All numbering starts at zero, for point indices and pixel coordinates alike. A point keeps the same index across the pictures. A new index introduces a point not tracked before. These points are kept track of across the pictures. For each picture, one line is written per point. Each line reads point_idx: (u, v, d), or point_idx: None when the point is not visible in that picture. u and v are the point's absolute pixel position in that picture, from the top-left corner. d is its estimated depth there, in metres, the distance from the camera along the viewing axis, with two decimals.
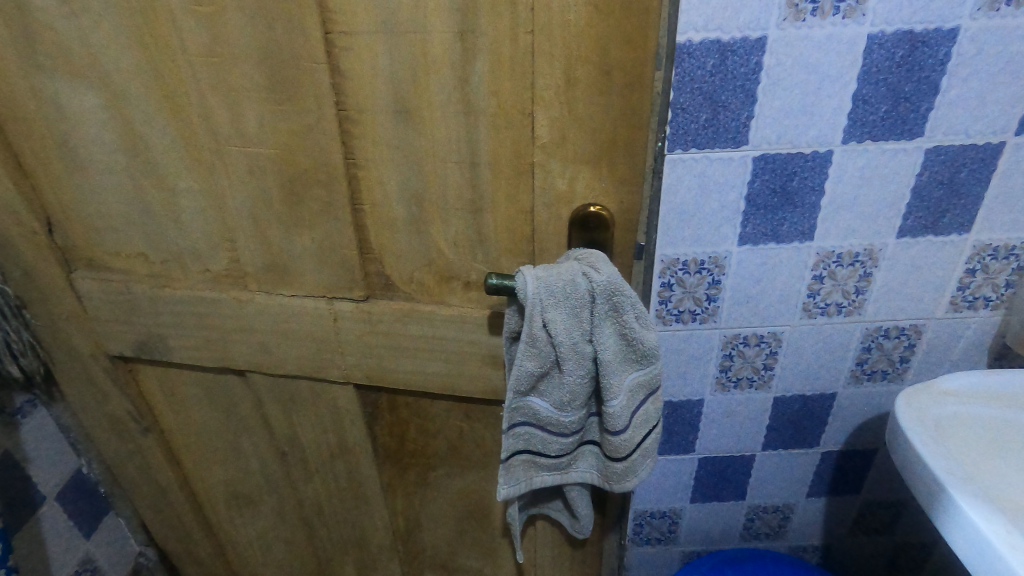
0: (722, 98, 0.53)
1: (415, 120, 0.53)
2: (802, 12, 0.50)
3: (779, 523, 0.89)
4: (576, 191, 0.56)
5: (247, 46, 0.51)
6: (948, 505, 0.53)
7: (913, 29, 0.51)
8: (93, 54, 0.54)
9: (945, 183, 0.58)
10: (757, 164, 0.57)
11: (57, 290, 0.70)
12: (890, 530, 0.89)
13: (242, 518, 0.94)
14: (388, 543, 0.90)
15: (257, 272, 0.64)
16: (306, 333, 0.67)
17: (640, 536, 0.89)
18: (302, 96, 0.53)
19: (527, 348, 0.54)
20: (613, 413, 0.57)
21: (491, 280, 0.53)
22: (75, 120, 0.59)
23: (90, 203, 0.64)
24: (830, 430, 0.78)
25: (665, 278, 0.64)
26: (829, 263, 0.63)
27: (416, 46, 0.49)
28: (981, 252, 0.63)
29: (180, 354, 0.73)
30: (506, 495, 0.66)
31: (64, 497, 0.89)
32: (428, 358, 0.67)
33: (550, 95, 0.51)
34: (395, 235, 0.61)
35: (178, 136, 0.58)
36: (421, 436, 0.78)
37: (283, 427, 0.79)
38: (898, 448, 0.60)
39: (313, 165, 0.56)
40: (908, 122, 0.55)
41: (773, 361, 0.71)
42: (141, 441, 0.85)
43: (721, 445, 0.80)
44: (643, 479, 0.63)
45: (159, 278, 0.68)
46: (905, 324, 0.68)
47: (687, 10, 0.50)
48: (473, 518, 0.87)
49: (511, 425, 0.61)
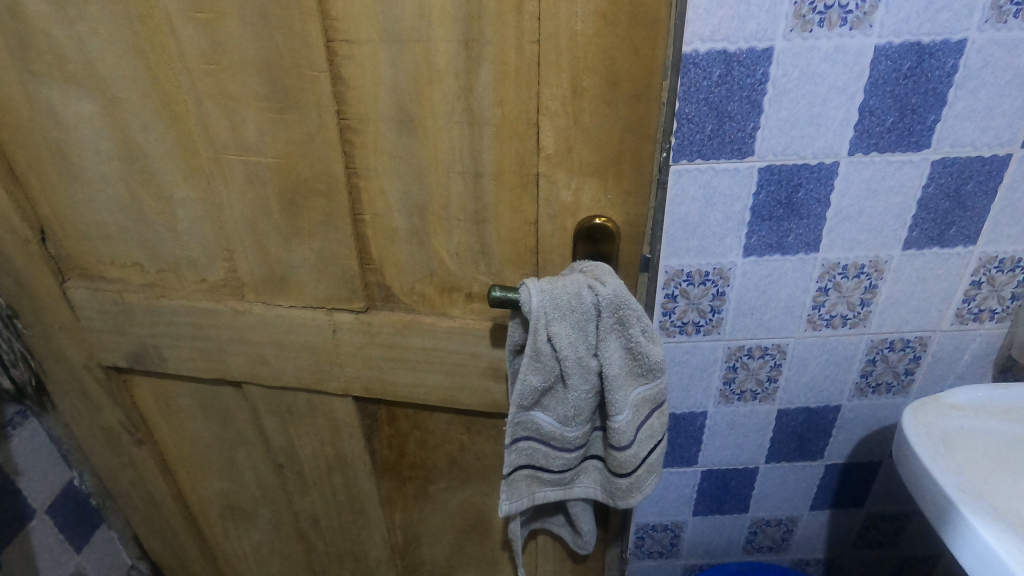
0: (727, 109, 0.53)
1: (418, 129, 0.52)
2: (809, 23, 0.49)
3: (781, 536, 0.88)
4: (581, 203, 0.55)
5: (248, 53, 0.50)
6: (958, 523, 0.52)
7: (920, 40, 0.50)
8: (89, 61, 0.53)
9: (951, 195, 0.58)
10: (763, 175, 0.56)
11: (50, 300, 0.69)
12: (894, 543, 0.88)
13: (237, 531, 0.92)
14: (386, 557, 0.89)
15: (255, 282, 0.63)
16: (305, 344, 0.66)
17: (641, 549, 0.88)
18: (304, 104, 0.52)
19: (532, 362, 0.53)
20: (619, 428, 0.56)
21: (495, 293, 0.52)
22: (69, 127, 0.58)
23: (84, 212, 0.63)
24: (834, 443, 0.77)
25: (669, 289, 0.63)
26: (835, 275, 0.63)
27: (419, 55, 0.49)
28: (987, 264, 0.62)
29: (175, 365, 0.72)
30: (508, 512, 0.65)
31: (54, 510, 0.87)
32: (429, 370, 0.66)
33: (555, 105, 0.50)
34: (396, 246, 0.60)
35: (175, 145, 0.57)
36: (420, 448, 0.77)
37: (280, 439, 0.78)
38: (906, 463, 0.59)
39: (314, 175, 0.55)
40: (915, 133, 0.54)
41: (777, 374, 0.71)
42: (135, 453, 0.83)
43: (724, 458, 0.79)
44: (648, 495, 0.62)
45: (155, 288, 0.67)
46: (911, 336, 0.68)
47: (693, 20, 0.49)
48: (473, 532, 0.85)
49: (514, 440, 0.60)
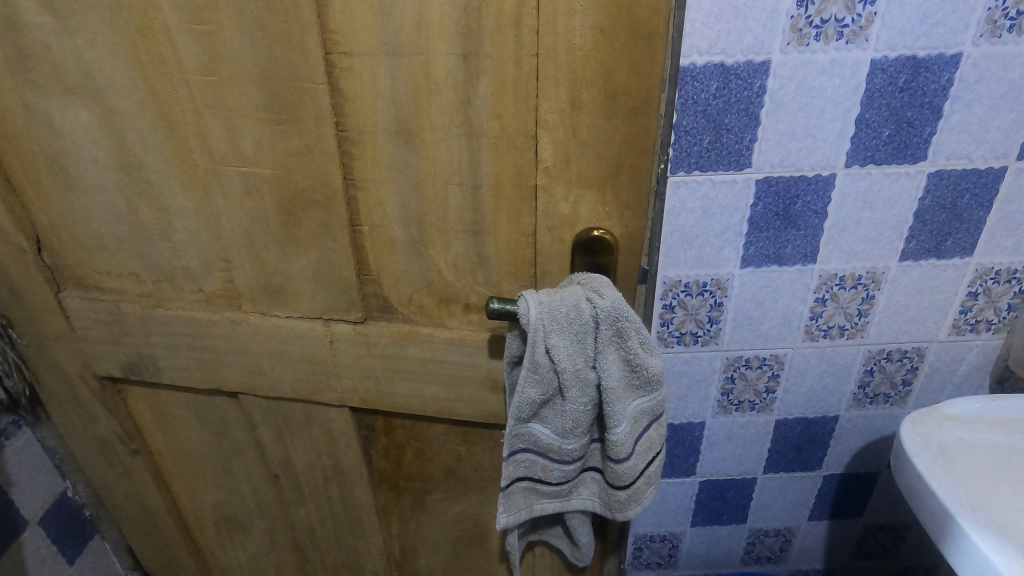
0: (725, 121, 0.53)
1: (417, 141, 0.52)
2: (806, 37, 0.49)
3: (780, 547, 0.88)
4: (580, 215, 0.55)
5: (247, 65, 0.50)
6: (957, 536, 0.51)
7: (916, 55, 0.50)
8: (87, 72, 0.53)
9: (947, 208, 0.58)
10: (760, 187, 0.57)
11: (46, 310, 0.69)
12: (891, 553, 0.88)
13: (232, 542, 0.91)
14: (383, 569, 0.88)
15: (252, 293, 0.63)
16: (301, 354, 0.66)
17: (639, 560, 0.88)
18: (302, 115, 0.52)
19: (530, 374, 0.53)
20: (617, 441, 0.56)
21: (493, 304, 0.52)
22: (67, 138, 0.57)
23: (81, 221, 0.63)
24: (832, 453, 0.77)
25: (667, 299, 0.63)
26: (832, 285, 0.63)
27: (418, 68, 0.49)
28: (983, 276, 0.63)
29: (171, 375, 0.71)
30: (505, 524, 0.65)
31: (47, 521, 0.86)
32: (426, 380, 0.66)
33: (553, 118, 0.50)
34: (394, 257, 0.60)
35: (174, 155, 0.57)
36: (418, 458, 0.76)
37: (277, 451, 0.77)
38: (904, 475, 0.59)
39: (312, 186, 0.55)
40: (911, 146, 0.55)
41: (775, 384, 0.71)
42: (129, 464, 0.82)
43: (722, 469, 0.79)
44: (646, 507, 0.62)
45: (151, 298, 0.67)
46: (908, 346, 0.68)
47: (691, 33, 0.49)
48: (470, 543, 0.85)
49: (512, 452, 0.60)
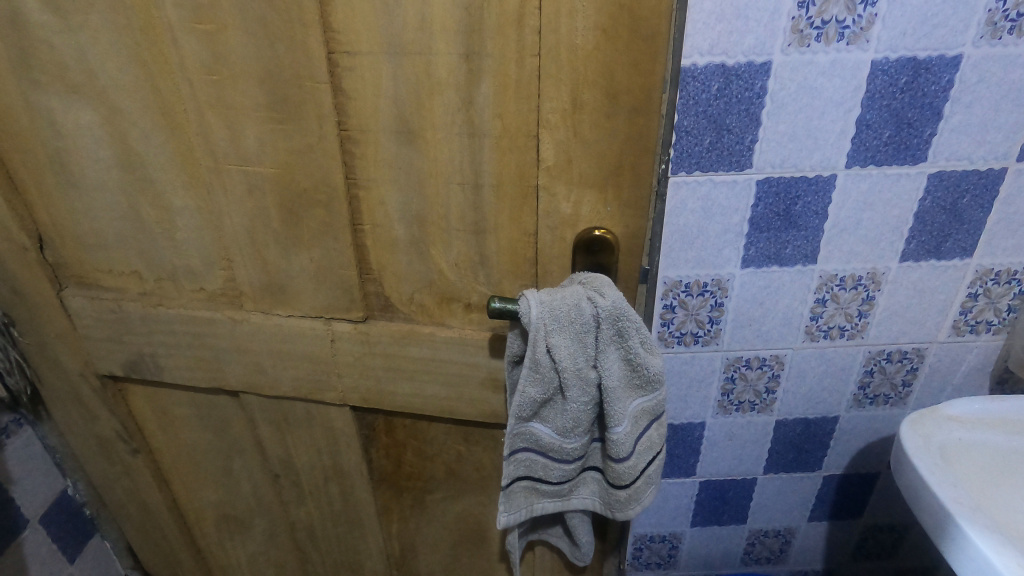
0: (726, 122, 0.53)
1: (418, 140, 0.52)
2: (807, 37, 0.50)
3: (780, 547, 0.88)
4: (581, 215, 0.55)
5: (249, 64, 0.50)
6: (957, 537, 0.51)
7: (916, 56, 0.51)
8: (90, 71, 0.54)
9: (948, 209, 0.58)
10: (761, 187, 0.57)
11: (47, 308, 0.69)
12: (890, 554, 0.88)
13: (232, 541, 0.91)
14: (383, 568, 0.88)
15: (253, 292, 0.63)
16: (302, 353, 0.66)
17: (639, 560, 0.88)
18: (304, 115, 0.52)
19: (530, 373, 0.54)
20: (617, 440, 0.56)
21: (494, 304, 0.52)
22: (70, 137, 0.58)
23: (83, 220, 0.63)
24: (832, 454, 0.78)
25: (667, 299, 0.63)
26: (832, 286, 0.63)
27: (420, 67, 0.49)
28: (983, 277, 0.63)
29: (172, 374, 0.71)
30: (505, 523, 0.65)
31: (47, 520, 0.86)
32: (427, 379, 0.66)
33: (555, 118, 0.50)
34: (395, 257, 0.60)
35: (176, 154, 0.57)
36: (418, 457, 0.76)
37: (277, 450, 0.77)
38: (904, 475, 0.59)
39: (314, 185, 0.55)
40: (911, 147, 0.55)
41: (775, 385, 0.71)
42: (130, 463, 0.83)
43: (722, 469, 0.79)
44: (647, 507, 0.62)
45: (152, 296, 0.67)
46: (908, 347, 0.68)
47: (692, 33, 0.49)
48: (470, 542, 0.85)
49: (512, 451, 0.60)
